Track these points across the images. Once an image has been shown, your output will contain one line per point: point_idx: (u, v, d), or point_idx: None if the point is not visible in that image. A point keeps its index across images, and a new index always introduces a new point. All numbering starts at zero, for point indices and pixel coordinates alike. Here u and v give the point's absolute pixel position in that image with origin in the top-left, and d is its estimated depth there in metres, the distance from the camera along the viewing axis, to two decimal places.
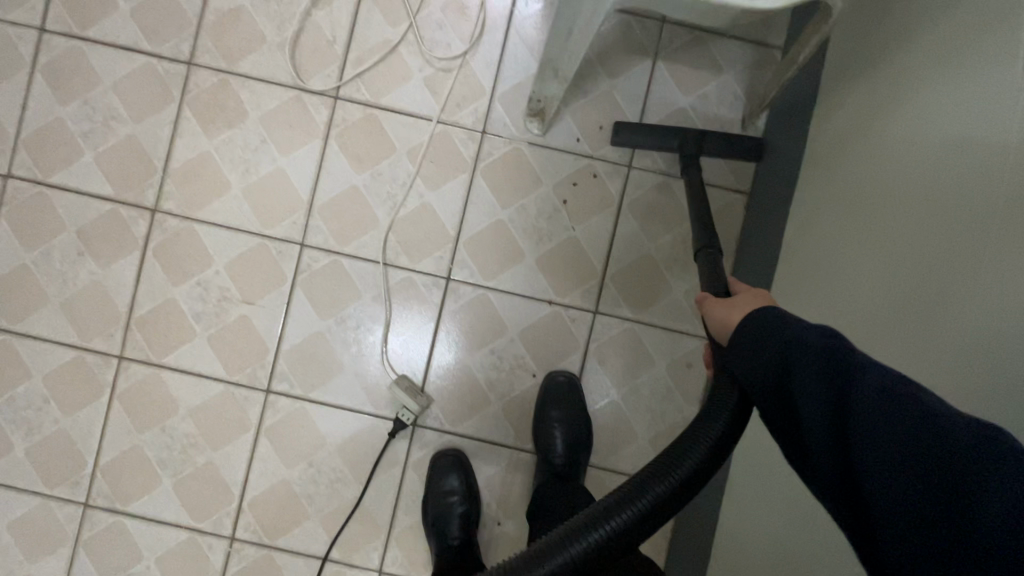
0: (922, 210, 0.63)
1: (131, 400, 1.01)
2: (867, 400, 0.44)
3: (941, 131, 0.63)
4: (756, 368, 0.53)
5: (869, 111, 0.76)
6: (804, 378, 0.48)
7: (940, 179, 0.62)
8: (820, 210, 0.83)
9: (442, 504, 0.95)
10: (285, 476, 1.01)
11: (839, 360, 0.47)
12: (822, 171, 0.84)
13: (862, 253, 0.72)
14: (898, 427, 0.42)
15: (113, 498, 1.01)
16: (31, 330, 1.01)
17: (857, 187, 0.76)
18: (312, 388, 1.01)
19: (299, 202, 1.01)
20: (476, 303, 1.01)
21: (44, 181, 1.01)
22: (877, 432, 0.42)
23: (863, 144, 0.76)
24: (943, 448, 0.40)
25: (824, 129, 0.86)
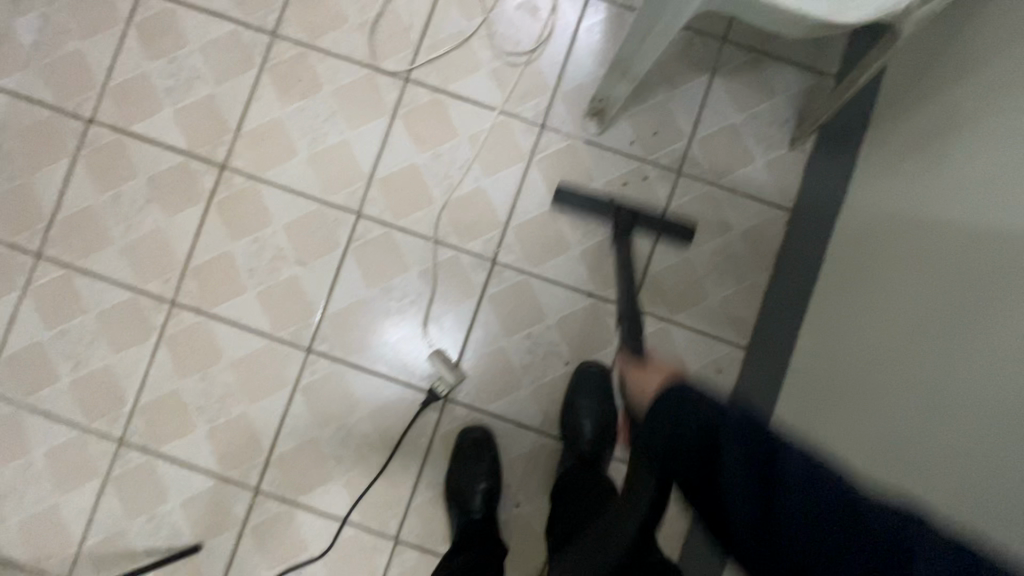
0: (964, 237, 0.71)
1: (177, 344, 1.04)
2: (789, 478, 0.50)
3: (986, 167, 0.72)
4: (674, 441, 0.58)
5: (914, 159, 0.85)
6: (729, 465, 0.53)
7: (978, 228, 0.70)
8: (857, 245, 0.91)
9: (466, 479, 0.98)
10: (315, 435, 1.04)
11: (758, 441, 0.54)
12: (863, 213, 0.92)
13: (904, 276, 0.79)
14: (820, 512, 0.48)
15: (147, 438, 1.03)
16: (89, 267, 1.05)
17: (898, 230, 0.83)
18: (351, 352, 1.04)
19: (361, 174, 1.06)
20: (518, 287, 1.04)
21: (123, 129, 1.06)
22: (800, 525, 0.49)
23: (907, 188, 0.84)
24: (864, 531, 0.46)
25: (866, 172, 0.95)
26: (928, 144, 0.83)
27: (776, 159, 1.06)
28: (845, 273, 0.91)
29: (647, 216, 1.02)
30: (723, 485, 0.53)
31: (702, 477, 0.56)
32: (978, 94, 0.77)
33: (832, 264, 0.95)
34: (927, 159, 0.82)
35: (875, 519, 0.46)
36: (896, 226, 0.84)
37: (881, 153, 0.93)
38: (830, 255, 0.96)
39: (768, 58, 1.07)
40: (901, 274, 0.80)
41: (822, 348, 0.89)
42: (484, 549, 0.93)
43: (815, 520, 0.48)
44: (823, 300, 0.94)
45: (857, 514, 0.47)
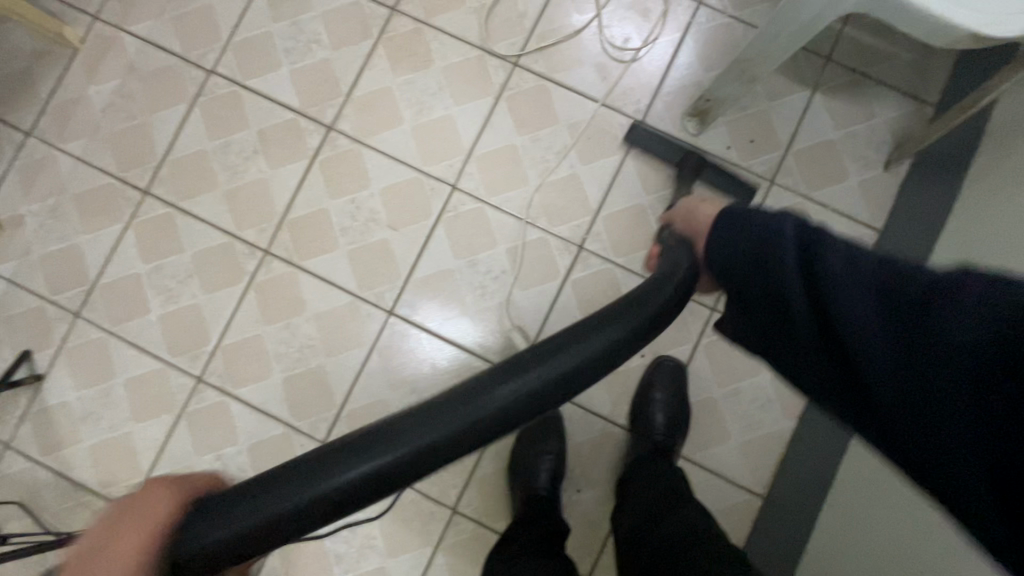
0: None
1: (265, 292, 1.07)
2: (833, 265, 0.41)
3: None
4: (727, 265, 0.48)
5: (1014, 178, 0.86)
6: (774, 260, 0.44)
7: None
8: (957, 262, 0.92)
9: (533, 454, 0.99)
10: (387, 396, 1.05)
11: (807, 235, 0.44)
12: (965, 234, 0.93)
13: None
14: (873, 298, 0.40)
15: (225, 378, 1.06)
16: (193, 209, 1.09)
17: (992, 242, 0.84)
18: (432, 319, 1.06)
19: (460, 148, 1.09)
20: (602, 275, 1.06)
21: (241, 83, 1.11)
22: (857, 303, 0.40)
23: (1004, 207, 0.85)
24: (915, 295, 0.38)
25: (972, 198, 0.95)
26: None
27: (872, 179, 1.06)
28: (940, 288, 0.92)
29: (710, 172, 1.04)
30: (772, 293, 0.44)
31: (743, 283, 0.47)
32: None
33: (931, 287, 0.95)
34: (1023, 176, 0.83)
35: (932, 278, 0.38)
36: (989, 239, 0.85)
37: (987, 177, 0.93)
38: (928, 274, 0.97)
39: (870, 81, 1.08)
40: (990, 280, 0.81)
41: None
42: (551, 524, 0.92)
43: (861, 291, 0.40)
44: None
45: (912, 273, 0.39)
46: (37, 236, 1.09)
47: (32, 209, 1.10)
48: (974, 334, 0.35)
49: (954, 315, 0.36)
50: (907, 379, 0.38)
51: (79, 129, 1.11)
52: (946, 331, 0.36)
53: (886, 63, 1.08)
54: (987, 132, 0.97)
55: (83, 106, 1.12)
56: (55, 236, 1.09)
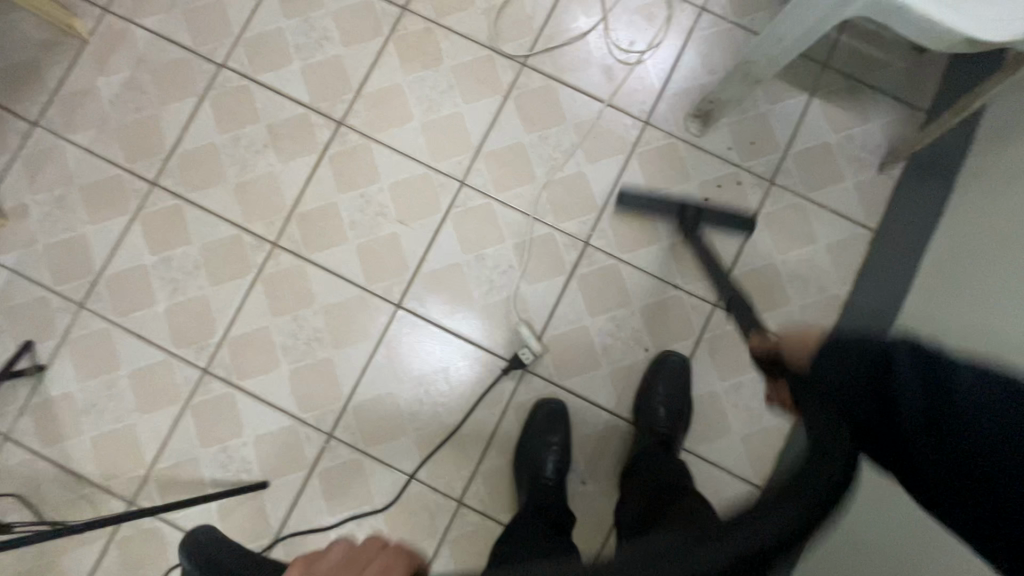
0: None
1: (273, 284, 1.07)
2: (963, 382, 0.49)
3: None
4: (850, 374, 0.55)
5: (1004, 190, 0.89)
6: (904, 375, 0.52)
7: None
8: (948, 268, 0.95)
9: (542, 444, 1.00)
10: (394, 389, 1.06)
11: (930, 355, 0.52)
12: (955, 243, 0.96)
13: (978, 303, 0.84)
14: (990, 411, 0.48)
15: (232, 370, 1.06)
16: (202, 202, 1.09)
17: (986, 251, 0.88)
18: (439, 312, 1.07)
19: (469, 145, 1.11)
20: (607, 271, 1.08)
21: (252, 77, 1.12)
22: (971, 404, 0.48)
23: (994, 217, 0.89)
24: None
25: (960, 207, 0.99)
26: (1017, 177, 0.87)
27: (867, 180, 1.10)
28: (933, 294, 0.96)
29: (712, 215, 1.05)
30: (898, 403, 0.51)
31: (868, 391, 0.54)
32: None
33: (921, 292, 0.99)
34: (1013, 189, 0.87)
35: None
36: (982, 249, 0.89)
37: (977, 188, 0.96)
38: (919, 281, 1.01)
39: (866, 87, 1.12)
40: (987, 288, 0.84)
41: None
42: (558, 513, 0.93)
43: (975, 401, 0.48)
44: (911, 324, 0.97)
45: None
46: (42, 226, 1.09)
47: (37, 199, 1.09)
48: None
49: None
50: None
51: (87, 121, 1.11)
52: None
53: (880, 70, 1.12)
54: (976, 138, 1.01)
55: (92, 98, 1.12)
56: (60, 227, 1.09)
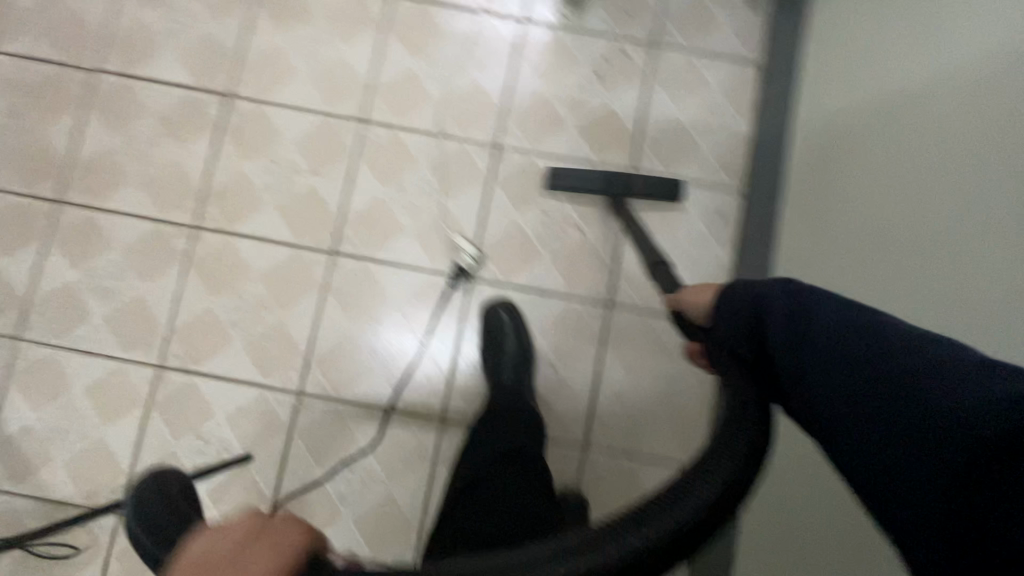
0: (881, 117, 0.81)
1: (205, 265, 1.07)
2: (826, 324, 0.46)
3: (885, 64, 0.83)
4: (731, 331, 0.52)
5: (893, 124, 0.79)
6: (771, 331, 0.48)
7: (887, 105, 0.80)
8: (824, 184, 0.93)
9: (495, 351, 1.01)
10: (350, 331, 1.06)
11: (801, 304, 0.48)
12: (811, 151, 0.99)
13: (848, 161, 0.87)
14: (861, 372, 0.43)
15: (186, 358, 1.05)
16: (112, 206, 1.08)
17: (861, 195, 0.83)
18: (375, 247, 1.07)
19: (361, 84, 1.12)
20: (524, 166, 1.09)
21: (130, 74, 1.11)
22: (835, 379, 0.44)
23: (876, 159, 0.81)
24: (895, 363, 0.42)
25: (836, 110, 0.92)
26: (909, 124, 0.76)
27: (742, 19, 1.14)
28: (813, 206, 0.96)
29: (642, 180, 1.07)
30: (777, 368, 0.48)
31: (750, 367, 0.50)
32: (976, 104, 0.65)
33: (800, 184, 1.01)
34: (900, 138, 0.77)
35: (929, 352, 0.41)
36: (858, 193, 0.84)
37: (857, 97, 0.88)
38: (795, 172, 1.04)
39: None
40: (860, 246, 0.81)
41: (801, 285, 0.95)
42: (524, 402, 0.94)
43: (840, 369, 0.44)
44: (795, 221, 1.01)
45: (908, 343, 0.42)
46: None
47: None
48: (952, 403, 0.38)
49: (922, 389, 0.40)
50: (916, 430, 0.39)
51: None
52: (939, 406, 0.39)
53: None
54: None
55: None
56: None
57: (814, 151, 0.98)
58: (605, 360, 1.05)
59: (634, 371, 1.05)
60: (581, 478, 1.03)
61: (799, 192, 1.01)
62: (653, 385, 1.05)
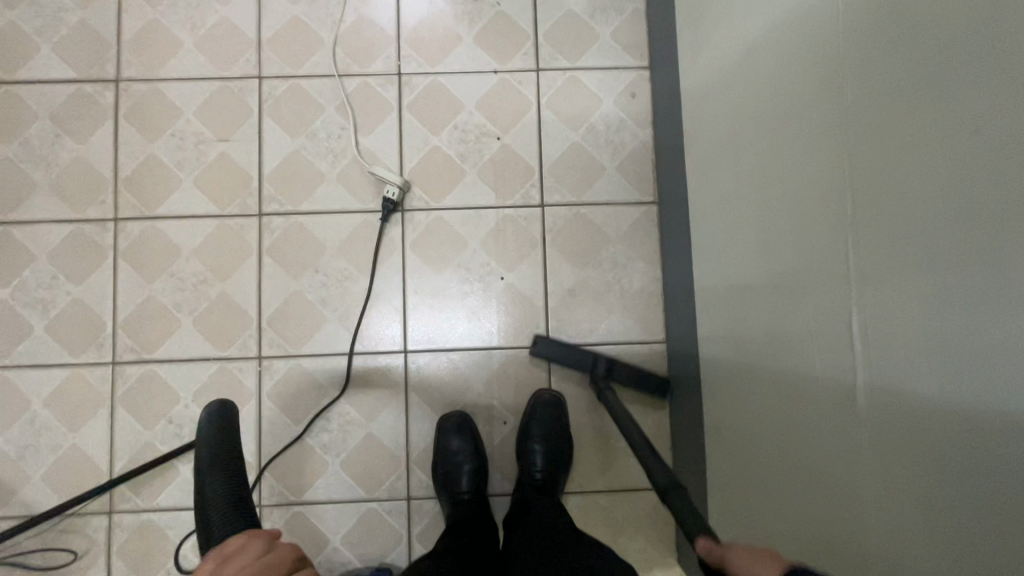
0: (778, 173, 0.69)
1: (135, 254, 1.05)
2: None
3: (773, 108, 0.70)
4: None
5: (790, 175, 0.67)
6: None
7: (782, 158, 0.68)
8: (741, 169, 0.78)
9: (449, 460, 0.99)
10: (296, 287, 1.06)
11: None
12: (707, 191, 0.88)
13: (750, 215, 0.76)
14: None
15: (139, 349, 1.04)
16: (26, 217, 1.06)
17: (774, 266, 0.71)
18: (301, 200, 1.07)
19: (249, 42, 1.09)
20: (430, 89, 1.09)
21: (9, 80, 1.07)
22: None
23: (800, 160, 0.65)
24: None
25: (757, 77, 0.73)
26: (840, 118, 0.58)
27: None
28: (727, 189, 0.83)
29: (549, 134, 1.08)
30: None
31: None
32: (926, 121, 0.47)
33: (703, 117, 0.89)
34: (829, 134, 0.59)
35: None
36: (782, 196, 0.69)
37: (781, 72, 0.67)
38: (701, 132, 0.90)
39: None
40: (778, 262, 0.70)
41: (719, 277, 0.85)
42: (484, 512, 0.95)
43: None
44: (694, 169, 0.93)
45: None
46: None
47: None
48: None
49: None
50: None
51: None
52: None
53: None
54: None
55: None
56: None
57: (727, 119, 0.81)
58: (549, 262, 1.07)
59: (580, 263, 1.07)
60: (552, 376, 1.06)
61: (709, 157, 0.87)
62: (601, 271, 1.07)
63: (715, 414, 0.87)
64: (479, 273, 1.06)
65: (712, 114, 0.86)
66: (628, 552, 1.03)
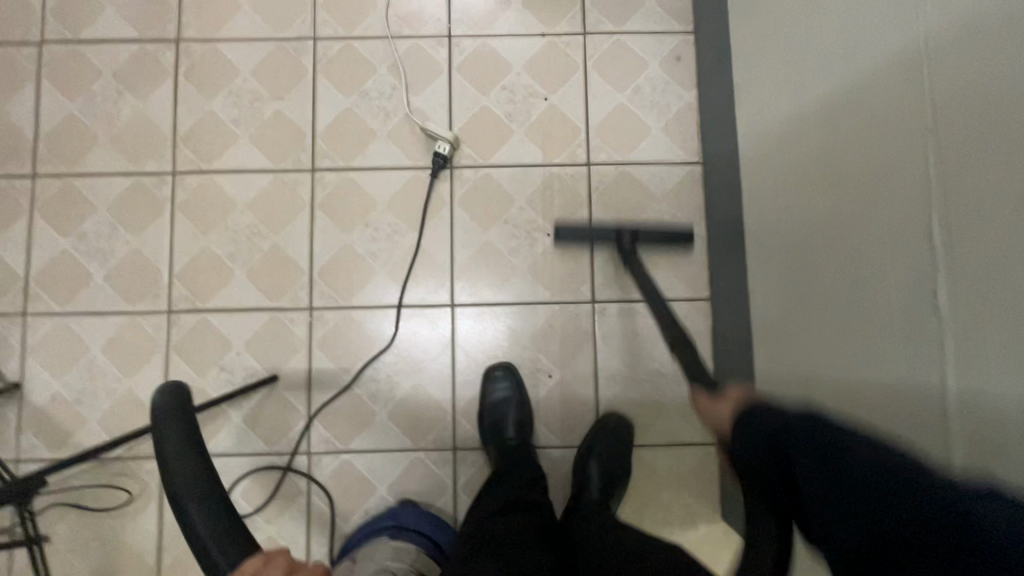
0: (805, 172, 0.78)
1: (191, 206, 1.08)
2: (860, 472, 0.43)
3: (788, 121, 0.81)
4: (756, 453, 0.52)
5: (819, 172, 0.75)
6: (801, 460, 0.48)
7: (808, 158, 0.77)
8: (793, 188, 0.80)
9: (494, 407, 1.01)
10: (347, 241, 1.08)
11: (831, 443, 0.46)
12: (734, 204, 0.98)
13: (784, 223, 0.83)
14: (891, 508, 0.41)
15: (194, 298, 1.07)
16: (87, 170, 1.09)
17: (820, 257, 0.75)
18: (353, 157, 1.09)
19: (305, 5, 1.13)
20: (479, 51, 1.11)
21: (75, 40, 1.12)
22: (885, 527, 0.41)
23: (856, 167, 0.68)
24: (934, 508, 0.39)
25: (803, 101, 0.78)
26: (889, 120, 0.62)
27: None
28: (779, 209, 0.85)
29: (596, 95, 1.11)
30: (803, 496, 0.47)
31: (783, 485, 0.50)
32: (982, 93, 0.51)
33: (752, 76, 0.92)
34: (883, 139, 0.63)
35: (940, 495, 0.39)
36: (834, 188, 0.72)
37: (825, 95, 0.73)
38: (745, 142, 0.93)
39: None
40: (823, 252, 0.75)
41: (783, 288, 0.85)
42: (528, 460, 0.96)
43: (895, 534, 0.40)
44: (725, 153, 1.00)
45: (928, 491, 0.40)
46: None
47: None
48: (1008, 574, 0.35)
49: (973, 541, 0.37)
50: None
51: None
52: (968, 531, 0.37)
53: None
54: None
55: None
56: None
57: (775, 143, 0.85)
58: (595, 219, 1.09)
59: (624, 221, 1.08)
60: (596, 331, 1.07)
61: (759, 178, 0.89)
62: None
63: (766, 361, 0.89)
64: (525, 229, 1.08)
65: (761, 132, 0.89)
66: (671, 503, 1.03)
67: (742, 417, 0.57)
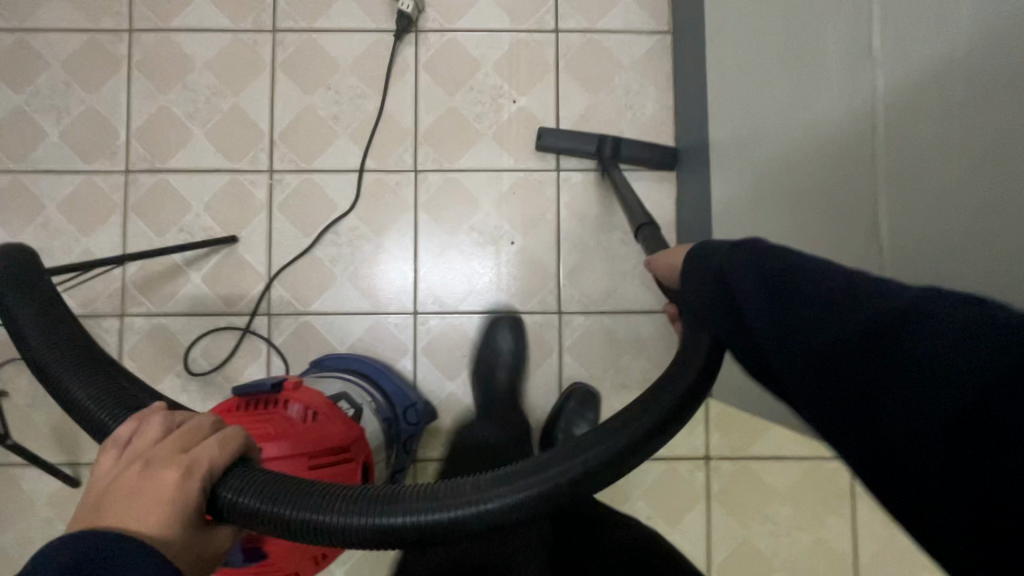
0: (769, 116, 0.73)
1: (149, 65, 1.05)
2: (808, 291, 0.40)
3: (756, 52, 0.76)
4: (704, 288, 0.50)
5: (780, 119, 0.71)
6: (745, 280, 0.45)
7: (771, 99, 0.72)
8: (748, 172, 0.78)
9: (488, 354, 1.02)
10: (308, 103, 1.06)
11: (778, 276, 0.43)
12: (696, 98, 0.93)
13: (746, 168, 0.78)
14: (839, 321, 0.37)
15: (151, 158, 1.05)
16: (40, 25, 1.05)
17: (778, 208, 0.72)
18: (315, 18, 1.06)
19: None
20: None
21: None
22: (826, 334, 0.38)
23: (806, 157, 0.66)
24: (883, 311, 0.35)
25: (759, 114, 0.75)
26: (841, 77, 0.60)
27: None
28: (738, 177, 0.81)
29: None
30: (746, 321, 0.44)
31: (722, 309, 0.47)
32: (949, 136, 0.48)
33: None
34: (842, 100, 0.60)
35: (894, 298, 0.35)
36: (792, 140, 0.69)
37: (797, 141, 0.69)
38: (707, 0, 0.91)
39: None
40: (780, 201, 0.72)
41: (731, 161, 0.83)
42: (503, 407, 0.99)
43: (833, 333, 0.37)
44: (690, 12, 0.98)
45: (867, 296, 0.37)
46: None
47: None
48: (944, 336, 0.32)
49: (916, 335, 0.33)
50: (878, 400, 0.35)
51: None
52: (912, 324, 0.34)
53: None
54: None
55: None
56: None
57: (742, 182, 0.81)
58: (562, 87, 1.07)
59: (591, 90, 1.07)
60: (560, 200, 1.06)
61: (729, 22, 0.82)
62: (613, 98, 1.07)
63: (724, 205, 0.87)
64: (491, 95, 1.06)
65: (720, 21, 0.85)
66: (645, 369, 1.04)
67: (693, 256, 0.54)
